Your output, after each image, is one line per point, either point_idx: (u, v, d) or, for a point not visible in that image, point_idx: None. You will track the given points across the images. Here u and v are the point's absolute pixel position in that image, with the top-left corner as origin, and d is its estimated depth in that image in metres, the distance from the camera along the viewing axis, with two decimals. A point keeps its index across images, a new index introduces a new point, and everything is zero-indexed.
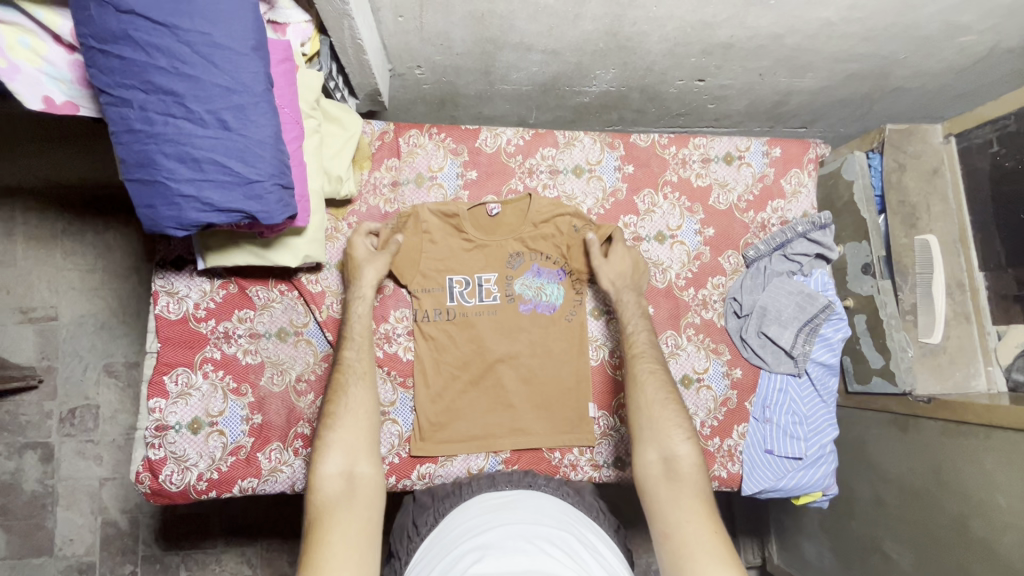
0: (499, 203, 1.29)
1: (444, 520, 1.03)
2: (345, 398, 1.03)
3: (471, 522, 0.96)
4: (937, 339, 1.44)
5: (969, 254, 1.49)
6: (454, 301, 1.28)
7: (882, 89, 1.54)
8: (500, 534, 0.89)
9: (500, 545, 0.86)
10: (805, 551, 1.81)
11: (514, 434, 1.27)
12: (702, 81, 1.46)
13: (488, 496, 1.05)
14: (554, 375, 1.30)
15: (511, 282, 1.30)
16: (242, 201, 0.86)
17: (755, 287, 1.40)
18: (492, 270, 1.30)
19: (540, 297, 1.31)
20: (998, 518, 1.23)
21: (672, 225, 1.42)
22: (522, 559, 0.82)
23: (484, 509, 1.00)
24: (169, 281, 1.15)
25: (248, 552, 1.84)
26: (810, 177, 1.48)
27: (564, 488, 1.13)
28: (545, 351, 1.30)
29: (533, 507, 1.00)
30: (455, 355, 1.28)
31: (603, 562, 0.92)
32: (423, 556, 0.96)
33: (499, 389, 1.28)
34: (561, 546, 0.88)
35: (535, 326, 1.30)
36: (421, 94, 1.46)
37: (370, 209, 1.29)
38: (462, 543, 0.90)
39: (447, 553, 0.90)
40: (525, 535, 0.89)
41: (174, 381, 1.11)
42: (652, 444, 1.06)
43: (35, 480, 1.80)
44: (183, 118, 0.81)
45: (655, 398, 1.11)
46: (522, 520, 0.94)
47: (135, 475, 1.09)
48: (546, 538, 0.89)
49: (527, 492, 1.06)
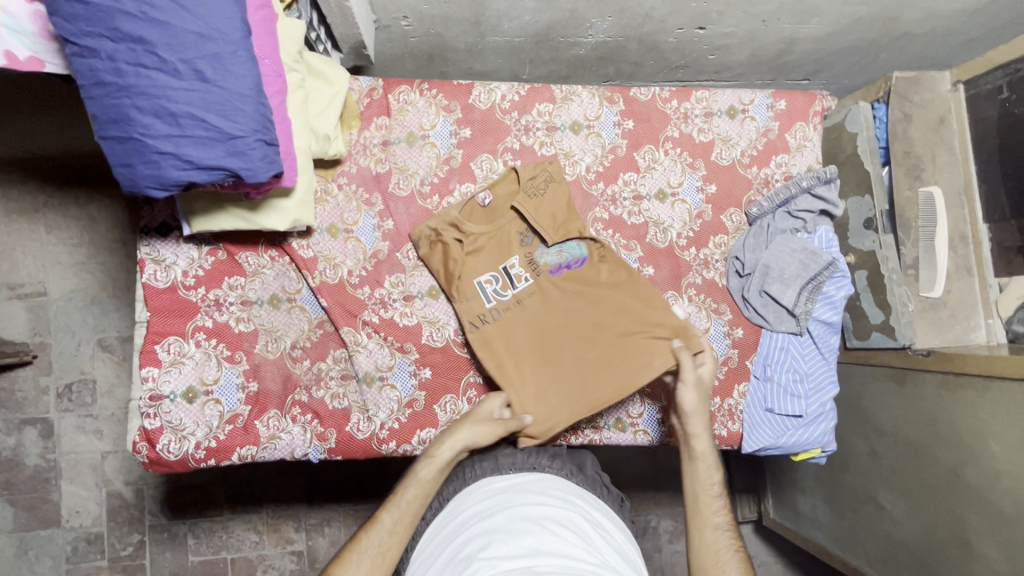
0: (486, 189, 1.19)
1: (449, 502, 0.99)
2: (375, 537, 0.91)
3: (479, 505, 0.92)
4: (940, 292, 1.42)
5: (973, 206, 1.46)
6: (496, 296, 1.16)
7: (889, 35, 1.48)
8: (505, 515, 0.86)
9: (505, 526, 0.83)
10: (801, 506, 1.83)
11: (628, 388, 1.13)
12: (702, 29, 1.40)
13: (493, 480, 0.99)
14: (621, 339, 1.15)
15: (532, 259, 1.19)
16: (224, 158, 0.81)
17: (758, 245, 1.26)
18: (509, 255, 1.18)
19: (565, 258, 1.19)
20: (991, 467, 1.24)
21: (673, 182, 1.27)
22: (529, 540, 0.80)
23: (488, 489, 0.96)
24: (155, 249, 1.09)
25: (253, 518, 1.87)
26: (816, 130, 1.31)
27: (567, 467, 1.06)
28: (600, 318, 1.17)
29: (538, 485, 0.96)
30: (517, 346, 1.15)
31: (610, 538, 0.90)
32: (429, 541, 0.93)
33: (577, 360, 1.15)
34: (569, 526, 0.86)
35: (577, 285, 1.18)
36: (409, 49, 1.40)
37: (361, 170, 1.18)
38: (467, 527, 0.87)
39: (454, 537, 0.87)
40: (533, 516, 0.86)
41: (166, 350, 1.08)
42: None
43: (37, 455, 1.80)
44: (154, 68, 0.76)
45: (715, 542, 0.95)
46: (528, 500, 0.90)
47: (131, 444, 1.06)
48: (552, 517, 0.87)
49: (530, 474, 1.00)
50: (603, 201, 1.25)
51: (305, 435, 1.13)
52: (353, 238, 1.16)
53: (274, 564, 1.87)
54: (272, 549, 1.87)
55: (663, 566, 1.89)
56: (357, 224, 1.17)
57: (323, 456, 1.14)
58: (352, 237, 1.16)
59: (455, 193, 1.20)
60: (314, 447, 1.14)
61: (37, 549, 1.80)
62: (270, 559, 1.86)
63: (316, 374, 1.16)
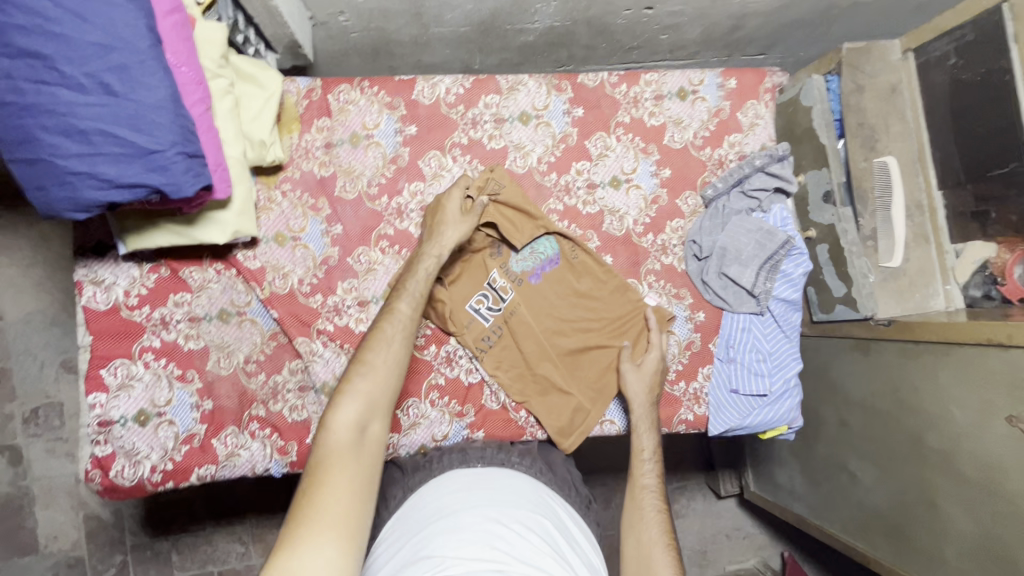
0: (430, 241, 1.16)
1: (414, 496, 0.98)
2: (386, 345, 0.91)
3: (444, 500, 0.92)
4: (898, 261, 1.42)
5: (927, 174, 1.47)
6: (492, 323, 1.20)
7: (837, 6, 1.48)
8: (474, 515, 0.86)
9: (474, 527, 0.83)
10: (779, 477, 1.86)
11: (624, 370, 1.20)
12: (650, 9, 1.39)
13: (460, 472, 1.00)
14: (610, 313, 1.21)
15: (507, 265, 1.21)
16: (143, 174, 0.78)
17: (714, 228, 1.25)
18: (489, 272, 1.20)
19: (538, 258, 1.21)
20: (951, 431, 1.27)
21: (627, 168, 1.25)
22: (498, 544, 0.80)
23: (458, 486, 0.95)
24: (92, 270, 1.05)
25: (237, 530, 1.85)
26: (769, 108, 1.29)
27: (537, 466, 1.07)
28: (577, 301, 1.21)
29: (509, 486, 0.96)
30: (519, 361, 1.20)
31: (575, 545, 0.91)
32: (392, 530, 0.92)
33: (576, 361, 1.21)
34: (537, 531, 0.87)
35: (556, 282, 1.22)
36: (352, 44, 1.36)
37: (305, 175, 1.14)
38: (433, 521, 0.87)
39: (419, 529, 0.87)
40: (502, 518, 0.86)
41: (112, 374, 1.04)
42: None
43: (7, 483, 1.75)
44: (57, 84, 0.72)
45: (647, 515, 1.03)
46: (499, 502, 0.91)
47: (83, 473, 1.03)
48: (522, 521, 0.87)
49: (500, 471, 1.01)
50: (557, 192, 1.23)
51: (265, 450, 1.10)
52: (301, 246, 1.13)
53: None
54: (258, 559, 1.85)
55: None
56: (304, 230, 1.13)
57: (286, 470, 1.11)
58: (299, 244, 1.13)
59: (404, 192, 1.17)
60: (276, 462, 1.11)
61: None
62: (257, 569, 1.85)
63: (272, 388, 1.13)
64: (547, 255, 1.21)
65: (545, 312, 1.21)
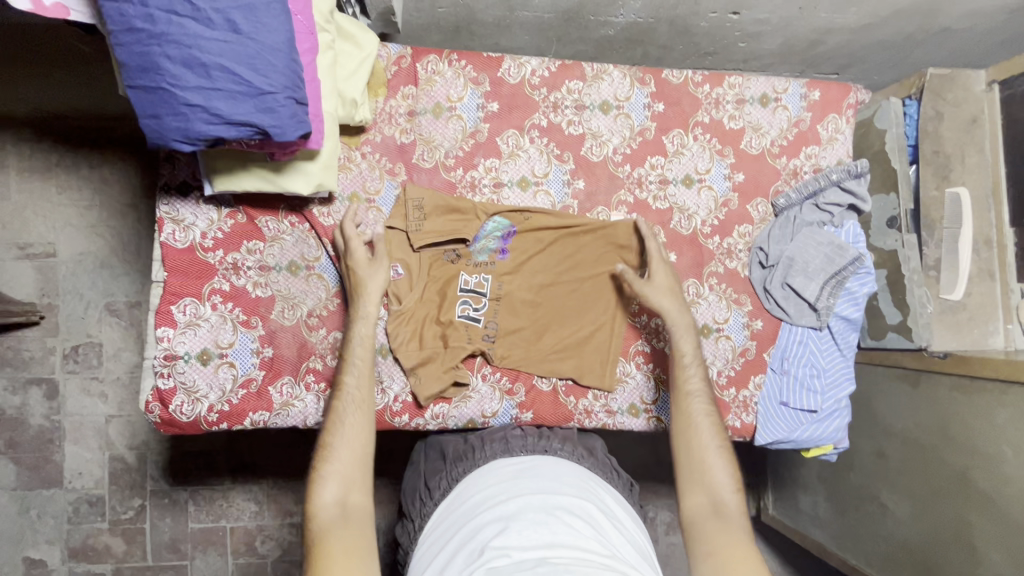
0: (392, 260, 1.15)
1: (459, 487, 0.97)
2: (348, 395, 0.96)
3: (488, 491, 0.91)
4: (960, 295, 1.40)
5: (1000, 208, 1.43)
6: (483, 312, 1.18)
7: (925, 30, 1.46)
8: (518, 505, 0.84)
9: (518, 515, 0.81)
10: (801, 503, 1.81)
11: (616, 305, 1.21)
12: (736, 14, 1.38)
13: (503, 463, 0.99)
14: (591, 274, 1.21)
15: (474, 261, 1.19)
16: (253, 113, 0.79)
17: (783, 237, 1.24)
18: (456, 277, 1.18)
19: (492, 240, 1.19)
20: (1001, 471, 1.22)
21: (701, 168, 1.25)
22: (544, 533, 0.78)
23: (500, 477, 0.94)
24: (174, 208, 1.08)
25: (254, 489, 1.83)
26: (849, 123, 1.27)
27: (579, 451, 1.07)
28: (571, 255, 1.21)
29: (552, 475, 0.94)
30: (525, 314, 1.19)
31: (625, 530, 0.88)
32: (440, 523, 0.92)
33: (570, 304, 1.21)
34: (583, 518, 0.84)
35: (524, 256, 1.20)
36: (436, 20, 1.38)
37: (386, 139, 1.16)
38: (478, 512, 0.86)
39: (464, 522, 0.86)
40: (546, 506, 0.84)
41: (182, 311, 1.06)
42: (700, 487, 0.96)
43: (42, 415, 1.76)
44: (187, 16, 0.74)
45: (701, 426, 1.01)
46: (542, 490, 0.89)
47: (144, 404, 1.05)
48: (567, 508, 0.85)
49: (543, 458, 1.00)
50: (629, 184, 1.23)
51: (318, 403, 1.12)
52: (375, 208, 1.15)
53: (274, 535, 1.84)
54: (272, 521, 1.84)
55: (659, 556, 1.89)
56: (379, 193, 1.15)
57: None
58: (373, 207, 1.15)
59: (479, 167, 1.19)
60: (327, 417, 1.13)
61: (39, 508, 1.77)
62: (270, 530, 1.84)
63: (330, 343, 1.14)
64: (502, 229, 1.19)
65: (542, 268, 1.20)
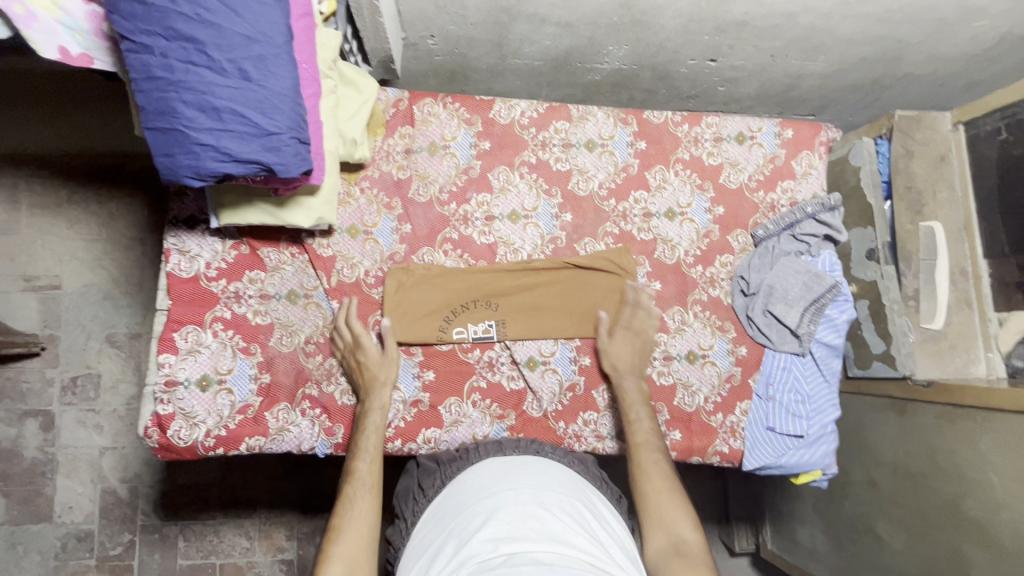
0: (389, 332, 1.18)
1: (450, 484, 0.99)
2: (351, 508, 0.97)
3: (481, 484, 0.93)
4: (940, 324, 1.43)
5: (973, 241, 1.48)
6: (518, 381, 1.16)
7: (892, 75, 1.55)
8: (509, 498, 0.86)
9: (509, 508, 0.83)
10: (799, 537, 1.78)
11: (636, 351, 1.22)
12: (713, 61, 1.48)
13: (494, 461, 1.01)
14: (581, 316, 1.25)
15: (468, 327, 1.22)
16: (260, 152, 0.86)
17: (763, 266, 1.30)
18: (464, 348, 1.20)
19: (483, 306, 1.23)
20: (991, 499, 1.21)
21: (682, 202, 1.32)
22: (533, 524, 0.80)
23: (492, 472, 0.96)
24: (181, 239, 1.13)
25: (246, 524, 1.82)
26: (821, 160, 1.36)
27: (570, 458, 1.09)
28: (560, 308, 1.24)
29: (543, 473, 0.97)
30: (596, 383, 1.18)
31: (611, 530, 0.90)
32: (431, 517, 0.93)
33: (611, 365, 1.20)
34: (571, 514, 0.86)
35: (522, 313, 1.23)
36: (433, 66, 1.48)
37: (383, 175, 1.23)
38: (471, 505, 0.88)
39: (455, 514, 0.88)
40: (537, 501, 0.86)
41: (184, 338, 1.10)
42: (661, 531, 0.99)
43: (36, 447, 1.76)
44: (203, 66, 0.81)
45: (661, 486, 1.04)
46: (532, 486, 0.91)
47: (143, 429, 1.07)
48: (556, 504, 0.87)
49: (535, 459, 1.03)
50: (614, 217, 1.29)
51: (313, 428, 1.15)
52: (372, 240, 1.21)
53: (264, 572, 1.81)
54: (262, 557, 1.81)
55: None
56: (376, 226, 1.22)
57: (330, 452, 1.15)
58: (371, 238, 1.21)
59: (472, 201, 1.25)
60: (321, 442, 1.15)
61: (26, 544, 1.75)
62: (260, 567, 1.81)
63: (327, 370, 1.18)
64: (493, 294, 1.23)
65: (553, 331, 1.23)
